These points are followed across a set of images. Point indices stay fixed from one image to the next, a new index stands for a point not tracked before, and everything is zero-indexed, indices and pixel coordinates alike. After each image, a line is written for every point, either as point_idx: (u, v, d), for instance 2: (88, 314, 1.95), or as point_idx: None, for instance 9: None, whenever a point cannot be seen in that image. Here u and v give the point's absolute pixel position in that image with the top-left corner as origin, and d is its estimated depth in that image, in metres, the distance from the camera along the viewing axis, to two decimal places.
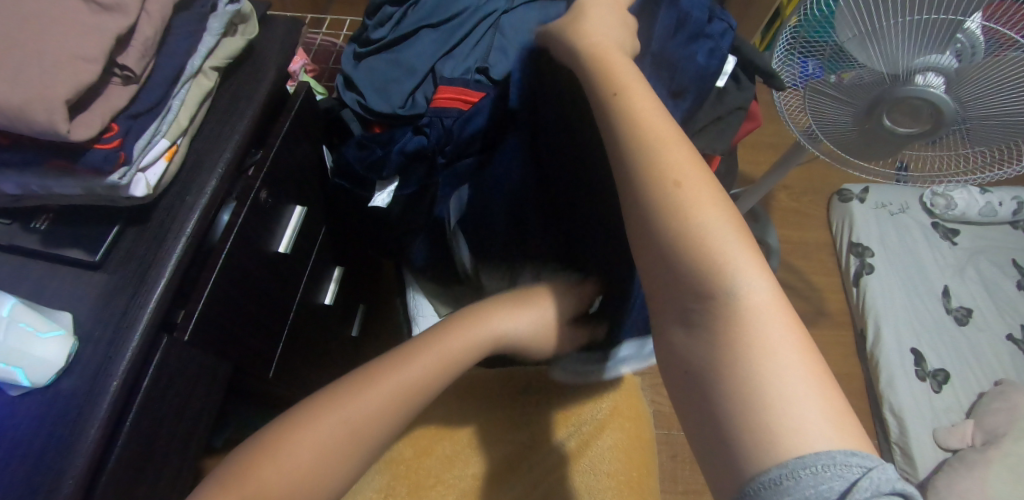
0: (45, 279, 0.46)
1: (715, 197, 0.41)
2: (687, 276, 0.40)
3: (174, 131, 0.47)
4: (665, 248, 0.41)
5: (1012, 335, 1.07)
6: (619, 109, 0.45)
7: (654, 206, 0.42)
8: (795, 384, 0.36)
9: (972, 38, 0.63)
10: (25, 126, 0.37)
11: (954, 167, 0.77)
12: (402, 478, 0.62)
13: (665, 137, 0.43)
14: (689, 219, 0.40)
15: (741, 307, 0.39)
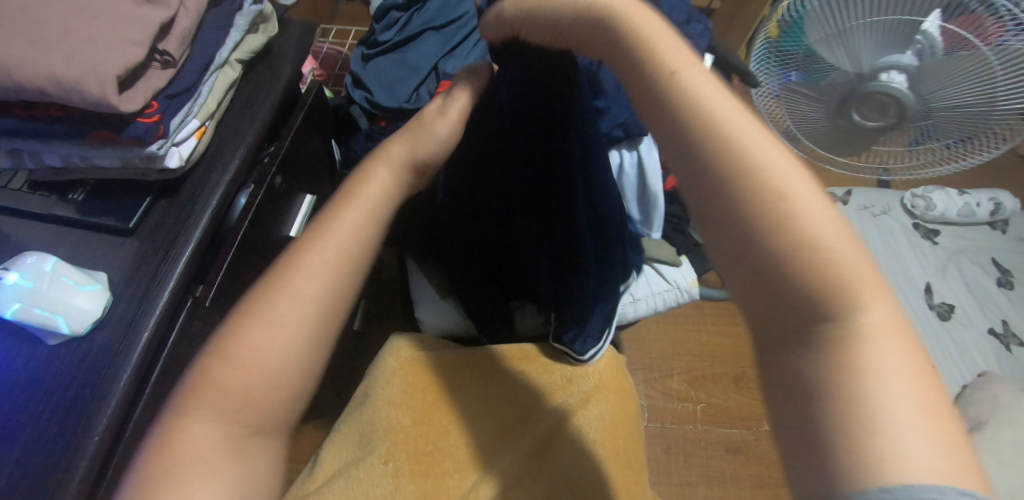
0: (82, 244, 0.51)
1: (828, 206, 0.36)
2: (774, 267, 0.35)
3: (204, 113, 0.53)
4: (765, 244, 0.36)
5: (994, 330, 1.11)
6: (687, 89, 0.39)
7: (756, 202, 0.36)
8: (913, 412, 0.32)
9: (930, 39, 0.68)
10: (79, 98, 0.42)
11: (926, 158, 0.83)
12: (401, 445, 0.64)
13: (733, 119, 0.38)
14: (792, 222, 0.35)
15: (837, 311, 0.34)
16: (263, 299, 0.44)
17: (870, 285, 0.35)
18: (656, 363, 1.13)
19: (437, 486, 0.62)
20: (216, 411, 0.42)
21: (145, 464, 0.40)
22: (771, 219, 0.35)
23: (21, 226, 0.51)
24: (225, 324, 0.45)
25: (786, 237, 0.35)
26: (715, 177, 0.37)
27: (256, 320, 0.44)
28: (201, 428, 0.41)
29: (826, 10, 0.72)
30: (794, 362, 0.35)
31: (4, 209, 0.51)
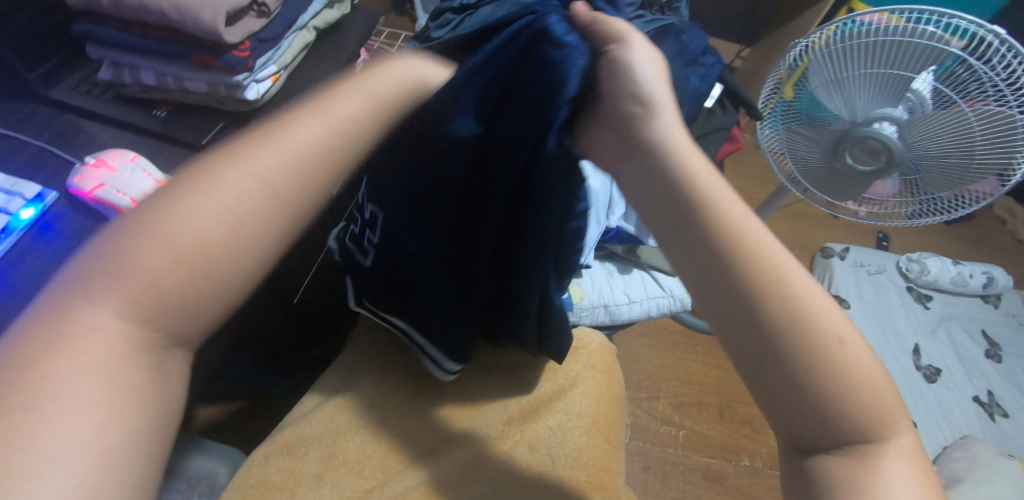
0: (158, 151, 0.60)
1: (807, 317, 0.44)
2: (772, 337, 0.44)
3: (280, 62, 0.64)
4: (771, 327, 0.44)
5: (979, 397, 1.17)
6: (749, 246, 0.45)
7: (770, 307, 0.44)
8: (904, 481, 0.44)
9: (920, 96, 0.79)
10: (193, 23, 0.54)
11: (906, 208, 0.97)
12: (387, 387, 0.72)
13: (766, 238, 0.46)
14: (798, 320, 0.44)
15: (829, 396, 0.44)
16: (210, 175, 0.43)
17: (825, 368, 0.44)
18: (644, 384, 1.16)
19: (414, 427, 0.69)
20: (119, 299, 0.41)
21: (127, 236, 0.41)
22: (763, 299, 0.44)
23: (108, 131, 0.61)
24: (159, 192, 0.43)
25: (769, 281, 0.45)
26: (740, 272, 0.45)
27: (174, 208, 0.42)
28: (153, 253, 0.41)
29: (825, 62, 0.85)
30: (824, 466, 0.44)
31: (95, 113, 0.61)
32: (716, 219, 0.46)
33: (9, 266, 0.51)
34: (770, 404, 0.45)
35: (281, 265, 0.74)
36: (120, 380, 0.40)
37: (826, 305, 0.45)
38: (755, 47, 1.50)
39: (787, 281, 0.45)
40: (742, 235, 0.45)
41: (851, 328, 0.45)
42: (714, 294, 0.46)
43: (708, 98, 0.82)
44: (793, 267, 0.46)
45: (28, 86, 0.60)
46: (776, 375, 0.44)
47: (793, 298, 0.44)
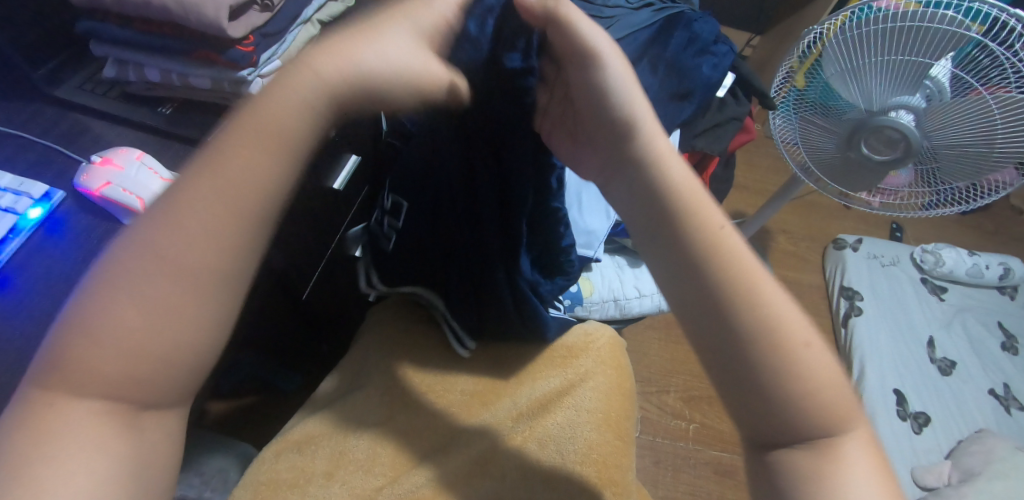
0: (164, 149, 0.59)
1: (766, 313, 0.46)
2: (734, 331, 0.45)
3: (285, 56, 0.63)
4: (733, 322, 0.46)
5: (994, 390, 1.16)
6: (713, 244, 0.47)
7: (732, 303, 0.46)
8: (860, 475, 0.45)
9: (938, 84, 0.78)
10: (196, 18, 0.53)
11: (923, 197, 0.96)
12: (397, 383, 0.72)
13: (727, 239, 0.47)
14: (758, 315, 0.45)
15: (786, 391, 0.45)
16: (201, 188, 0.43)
17: (783, 363, 0.45)
18: (653, 377, 1.16)
19: (424, 423, 0.69)
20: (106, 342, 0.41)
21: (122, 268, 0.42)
22: (725, 297, 0.46)
23: (114, 129, 0.61)
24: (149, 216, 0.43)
25: (731, 280, 0.46)
26: (704, 270, 0.46)
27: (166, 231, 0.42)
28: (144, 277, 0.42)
29: (839, 50, 0.83)
30: (787, 458, 0.46)
31: (100, 111, 0.60)
32: (683, 220, 0.47)
33: (19, 267, 0.52)
34: (731, 398, 0.47)
35: (288, 262, 0.73)
36: (115, 436, 0.42)
37: (783, 306, 0.46)
38: (766, 35, 1.48)
39: (747, 281, 0.46)
40: (707, 237, 0.47)
41: (808, 328, 0.47)
42: (682, 288, 0.47)
43: (720, 88, 0.80)
44: (754, 267, 0.47)
45: (34, 84, 0.60)
46: (737, 368, 0.46)
47: (753, 297, 0.46)
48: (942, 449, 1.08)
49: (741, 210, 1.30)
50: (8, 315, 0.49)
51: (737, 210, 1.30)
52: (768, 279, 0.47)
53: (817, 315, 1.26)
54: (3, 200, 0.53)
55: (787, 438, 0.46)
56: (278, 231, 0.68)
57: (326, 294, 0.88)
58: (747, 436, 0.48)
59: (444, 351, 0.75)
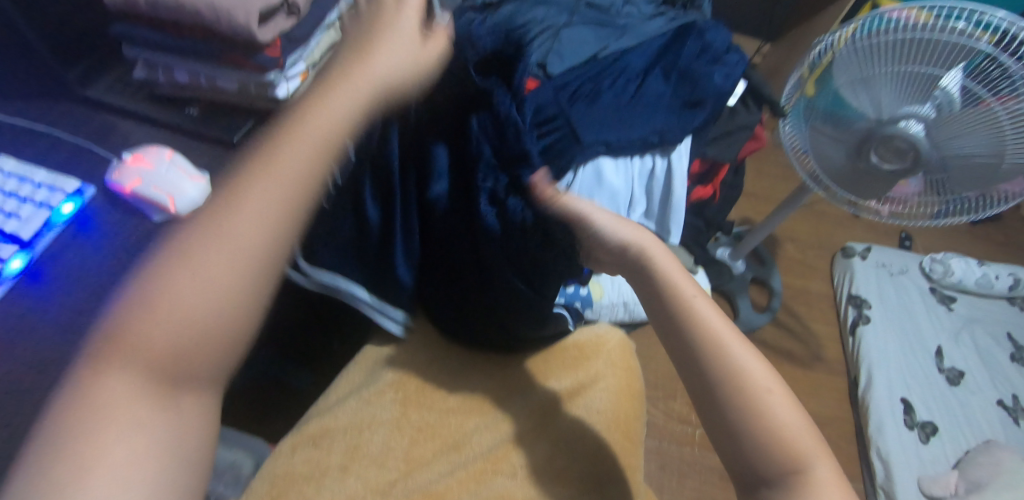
0: (191, 148, 0.61)
1: (738, 367, 0.55)
2: (707, 382, 0.55)
3: (309, 61, 0.65)
4: (708, 376, 0.55)
5: (1003, 401, 1.16)
6: (687, 312, 0.58)
7: (707, 360, 0.56)
8: None
9: (948, 94, 0.78)
10: (227, 22, 0.55)
11: (931, 207, 0.96)
12: (410, 381, 0.73)
13: (702, 306, 0.59)
14: (728, 368, 0.55)
15: (752, 433, 0.53)
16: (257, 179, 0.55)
17: (753, 409, 0.53)
18: (660, 382, 1.17)
19: (436, 421, 0.70)
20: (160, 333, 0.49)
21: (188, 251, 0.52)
22: (701, 353, 0.56)
23: (143, 129, 0.63)
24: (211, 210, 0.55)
25: (704, 341, 0.56)
26: (683, 332, 0.58)
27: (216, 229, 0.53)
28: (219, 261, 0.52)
29: (849, 60, 0.84)
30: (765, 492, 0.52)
31: (130, 111, 0.62)
32: (667, 293, 0.60)
33: (52, 259, 0.54)
34: (714, 433, 0.55)
35: (306, 261, 0.75)
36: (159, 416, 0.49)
37: (750, 364, 0.55)
38: (775, 44, 1.49)
39: (716, 339, 0.56)
40: (685, 304, 0.59)
41: (777, 384, 0.54)
42: (669, 345, 0.59)
43: (732, 97, 0.81)
44: (730, 329, 0.58)
45: (66, 84, 0.62)
46: (712, 414, 0.55)
47: (723, 354, 0.55)
48: (950, 459, 1.08)
49: (750, 217, 1.31)
50: (41, 306, 0.51)
51: (746, 218, 1.31)
52: (741, 340, 0.57)
53: (825, 323, 1.26)
54: (37, 196, 0.55)
55: (763, 475, 0.53)
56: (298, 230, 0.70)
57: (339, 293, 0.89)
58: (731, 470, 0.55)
59: (457, 353, 0.76)
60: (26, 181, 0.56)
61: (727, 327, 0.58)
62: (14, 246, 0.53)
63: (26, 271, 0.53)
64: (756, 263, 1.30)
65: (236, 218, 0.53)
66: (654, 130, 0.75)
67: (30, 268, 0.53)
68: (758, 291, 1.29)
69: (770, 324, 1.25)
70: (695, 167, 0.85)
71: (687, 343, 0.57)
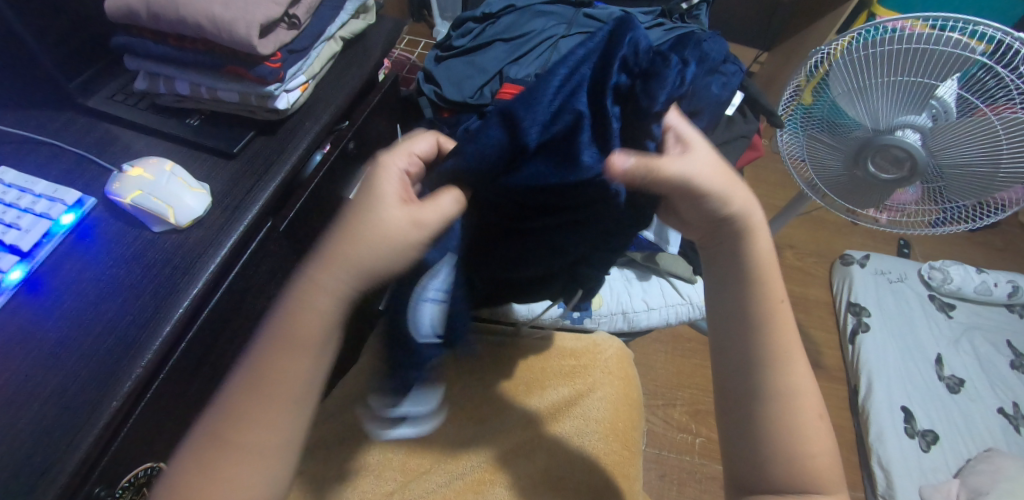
0: (190, 158, 0.62)
1: (789, 373, 0.54)
2: (750, 375, 0.54)
3: (309, 72, 0.65)
4: (753, 370, 0.54)
5: (1004, 409, 1.15)
6: (765, 308, 0.55)
7: (758, 355, 0.54)
8: None
9: (944, 104, 0.79)
10: (228, 35, 0.56)
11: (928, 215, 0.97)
12: None
13: (780, 307, 0.55)
14: (775, 369, 0.54)
15: (772, 441, 0.52)
16: (244, 404, 0.49)
17: (783, 419, 0.53)
18: (660, 391, 1.16)
19: (435, 431, 0.70)
20: (227, 450, 0.48)
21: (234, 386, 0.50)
22: (756, 351, 0.54)
23: (143, 139, 0.63)
24: (235, 383, 0.50)
25: (766, 338, 0.55)
26: (747, 322, 0.55)
27: (235, 423, 0.49)
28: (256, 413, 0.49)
29: (845, 70, 0.85)
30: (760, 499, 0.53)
31: (130, 122, 0.63)
32: (750, 281, 0.56)
33: (52, 271, 0.54)
34: (730, 426, 0.56)
35: None
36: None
37: (800, 376, 0.54)
38: (772, 53, 1.50)
39: (779, 344, 0.54)
40: (764, 303, 0.55)
41: (817, 404, 0.54)
42: (723, 326, 0.57)
43: (729, 106, 0.82)
44: (797, 339, 0.55)
45: (68, 96, 0.63)
46: (739, 406, 0.55)
47: (779, 359, 0.54)
48: (950, 467, 1.08)
49: None
50: (40, 317, 0.52)
51: None
52: (802, 352, 0.55)
53: (824, 330, 1.26)
54: (37, 206, 0.55)
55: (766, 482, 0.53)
56: (296, 239, 0.70)
57: None
58: (730, 466, 0.56)
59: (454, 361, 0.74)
60: (26, 191, 0.56)
61: (794, 332, 0.56)
62: (14, 257, 0.53)
63: (25, 281, 0.53)
64: None
65: (302, 316, 0.49)
66: None
67: (29, 279, 0.53)
68: None
69: None
70: None
71: (751, 344, 0.55)
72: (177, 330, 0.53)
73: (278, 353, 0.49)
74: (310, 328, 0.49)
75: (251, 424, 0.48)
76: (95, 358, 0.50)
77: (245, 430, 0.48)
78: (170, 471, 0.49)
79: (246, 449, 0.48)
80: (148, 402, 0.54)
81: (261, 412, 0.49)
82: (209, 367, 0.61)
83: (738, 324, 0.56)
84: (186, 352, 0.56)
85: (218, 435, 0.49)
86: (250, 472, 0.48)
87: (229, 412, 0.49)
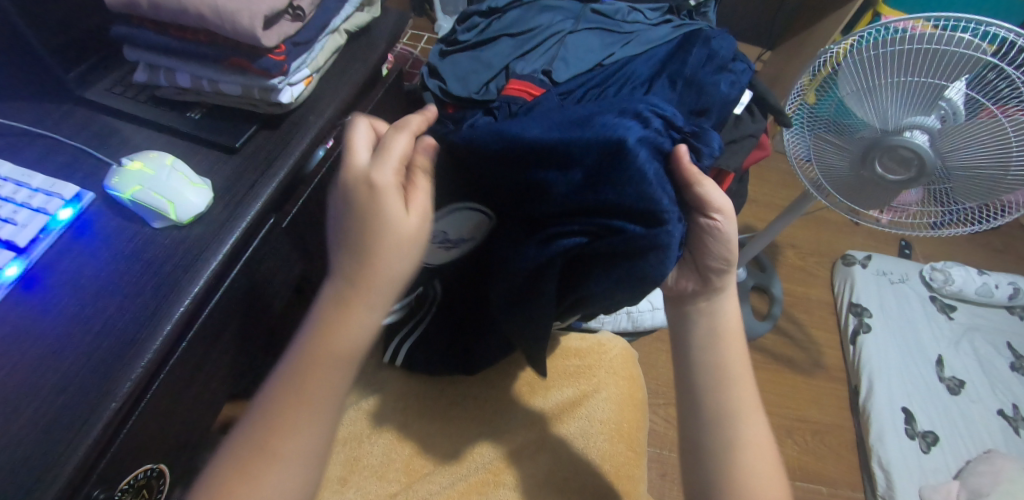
0: (191, 152, 0.60)
1: (740, 428, 0.59)
2: (704, 428, 0.60)
3: (313, 65, 0.64)
4: (704, 424, 0.60)
5: (1003, 410, 1.16)
6: (719, 366, 0.61)
7: (710, 410, 0.60)
8: None
9: (953, 105, 0.78)
10: (231, 27, 0.54)
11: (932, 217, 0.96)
12: (409, 392, 0.72)
13: (735, 367, 0.61)
14: (727, 424, 0.59)
15: (720, 488, 0.58)
16: (294, 414, 0.50)
17: (733, 470, 0.58)
18: (661, 390, 1.16)
19: (438, 431, 0.69)
20: (275, 455, 0.49)
21: (276, 394, 0.51)
22: (711, 405, 0.60)
23: (143, 132, 0.61)
24: (271, 394, 0.51)
25: (720, 395, 0.60)
26: (700, 379, 0.61)
27: (281, 431, 0.50)
28: (305, 422, 0.50)
29: (854, 70, 0.84)
30: None
31: (130, 114, 0.61)
32: (708, 341, 0.62)
33: (49, 267, 0.52)
34: (687, 474, 0.61)
35: (308, 268, 0.74)
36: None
37: (751, 431, 0.59)
38: (776, 52, 1.49)
39: (732, 399, 0.60)
40: (720, 360, 0.61)
41: (770, 456, 0.59)
42: (682, 382, 0.63)
43: (737, 105, 0.81)
44: (753, 396, 0.61)
45: (66, 87, 0.61)
46: (693, 457, 0.60)
47: (732, 414, 0.59)
48: (950, 468, 1.08)
49: (751, 224, 1.31)
50: (37, 315, 0.50)
51: (747, 225, 1.31)
52: (756, 408, 0.60)
53: (825, 330, 1.26)
54: (34, 201, 0.53)
55: None
56: (297, 235, 0.69)
57: None
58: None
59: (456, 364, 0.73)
60: (23, 185, 0.54)
61: (752, 389, 0.61)
62: (10, 253, 0.51)
63: (22, 278, 0.51)
64: (757, 270, 1.30)
65: (342, 333, 0.50)
66: None
67: (26, 276, 0.52)
68: (758, 299, 1.29)
69: (771, 331, 1.24)
70: None
71: (725, 392, 0.60)
72: (178, 329, 0.51)
73: (317, 362, 0.50)
74: (344, 343, 0.50)
75: (301, 434, 0.50)
76: (95, 358, 0.49)
77: (290, 438, 0.50)
78: (210, 475, 0.50)
79: (288, 456, 0.50)
80: (149, 402, 0.52)
81: (312, 422, 0.50)
82: (211, 366, 0.59)
83: (691, 380, 0.62)
84: (186, 351, 0.55)
85: (269, 441, 0.50)
86: (295, 482, 0.50)
87: (273, 419, 0.50)
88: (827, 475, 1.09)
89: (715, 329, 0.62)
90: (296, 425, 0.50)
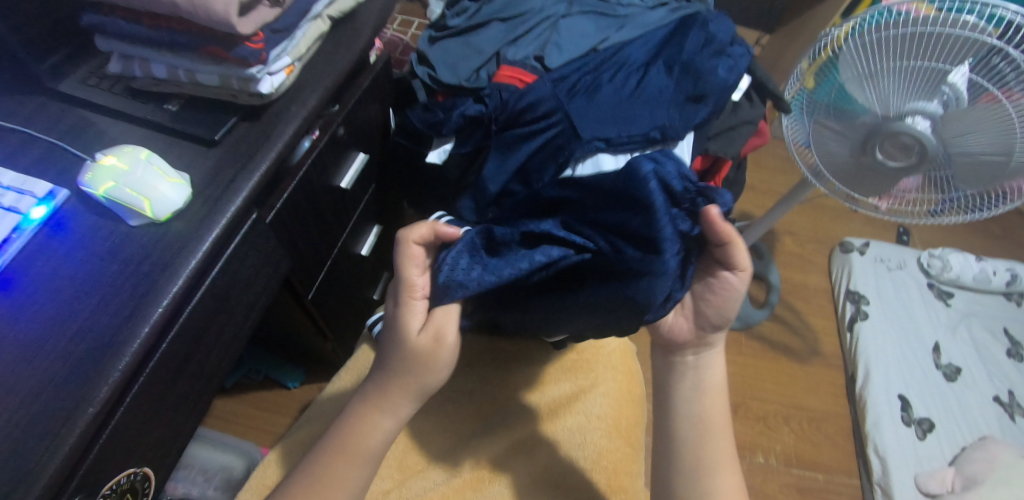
0: (169, 146, 0.58)
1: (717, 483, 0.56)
2: (679, 478, 0.57)
3: (295, 53, 0.61)
4: (680, 475, 0.57)
5: (999, 397, 1.15)
6: (699, 417, 0.59)
7: (686, 461, 0.58)
8: None
9: (956, 90, 0.76)
10: (205, 13, 0.52)
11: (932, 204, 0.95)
12: None
13: (716, 421, 0.59)
14: (703, 477, 0.57)
15: None
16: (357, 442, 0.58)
17: None
18: None
19: (433, 428, 0.68)
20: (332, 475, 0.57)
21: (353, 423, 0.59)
22: (690, 453, 0.58)
23: (118, 125, 0.59)
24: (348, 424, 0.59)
25: (699, 447, 0.58)
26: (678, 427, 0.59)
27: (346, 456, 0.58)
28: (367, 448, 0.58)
29: (855, 54, 0.81)
30: None
31: (105, 107, 0.59)
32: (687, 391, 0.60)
33: (23, 268, 0.50)
34: None
35: (297, 263, 0.72)
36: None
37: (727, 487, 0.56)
38: (775, 35, 1.46)
39: (711, 451, 0.57)
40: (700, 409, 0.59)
41: None
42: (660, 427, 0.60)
43: (735, 91, 0.79)
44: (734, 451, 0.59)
45: (38, 78, 0.58)
46: None
47: (709, 468, 0.57)
48: (945, 455, 1.07)
49: (748, 212, 1.29)
50: (9, 318, 0.48)
51: (744, 212, 1.29)
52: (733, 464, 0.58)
53: (822, 317, 1.25)
54: (5, 199, 0.51)
55: None
56: (285, 230, 0.67)
57: (334, 294, 0.87)
58: None
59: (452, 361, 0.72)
60: None
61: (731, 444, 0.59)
62: None
63: None
64: (754, 258, 1.29)
65: (423, 378, 0.58)
66: (656, 124, 0.70)
67: None
68: (755, 286, 1.28)
69: (768, 319, 1.23)
70: (697, 164, 0.82)
71: (704, 445, 0.57)
72: (157, 331, 0.49)
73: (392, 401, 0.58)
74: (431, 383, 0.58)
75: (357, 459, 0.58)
76: (69, 363, 0.47)
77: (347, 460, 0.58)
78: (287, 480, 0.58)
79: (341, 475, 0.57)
80: (129, 405, 0.51)
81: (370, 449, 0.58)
82: (195, 365, 0.58)
83: (670, 423, 0.60)
84: (167, 353, 0.53)
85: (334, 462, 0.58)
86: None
87: (343, 445, 0.58)
88: (823, 462, 1.09)
89: (696, 381, 0.60)
90: (353, 449, 0.58)
